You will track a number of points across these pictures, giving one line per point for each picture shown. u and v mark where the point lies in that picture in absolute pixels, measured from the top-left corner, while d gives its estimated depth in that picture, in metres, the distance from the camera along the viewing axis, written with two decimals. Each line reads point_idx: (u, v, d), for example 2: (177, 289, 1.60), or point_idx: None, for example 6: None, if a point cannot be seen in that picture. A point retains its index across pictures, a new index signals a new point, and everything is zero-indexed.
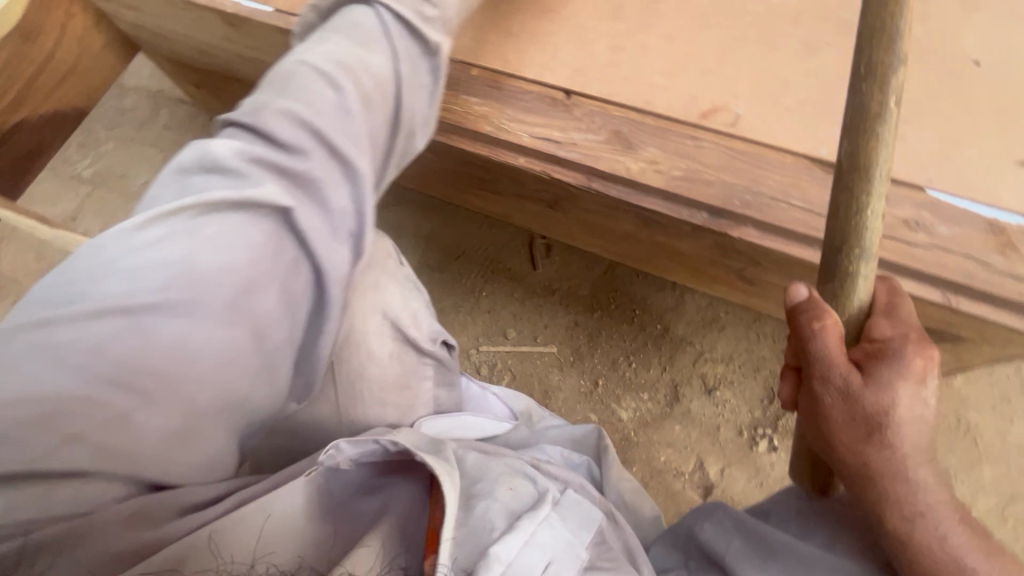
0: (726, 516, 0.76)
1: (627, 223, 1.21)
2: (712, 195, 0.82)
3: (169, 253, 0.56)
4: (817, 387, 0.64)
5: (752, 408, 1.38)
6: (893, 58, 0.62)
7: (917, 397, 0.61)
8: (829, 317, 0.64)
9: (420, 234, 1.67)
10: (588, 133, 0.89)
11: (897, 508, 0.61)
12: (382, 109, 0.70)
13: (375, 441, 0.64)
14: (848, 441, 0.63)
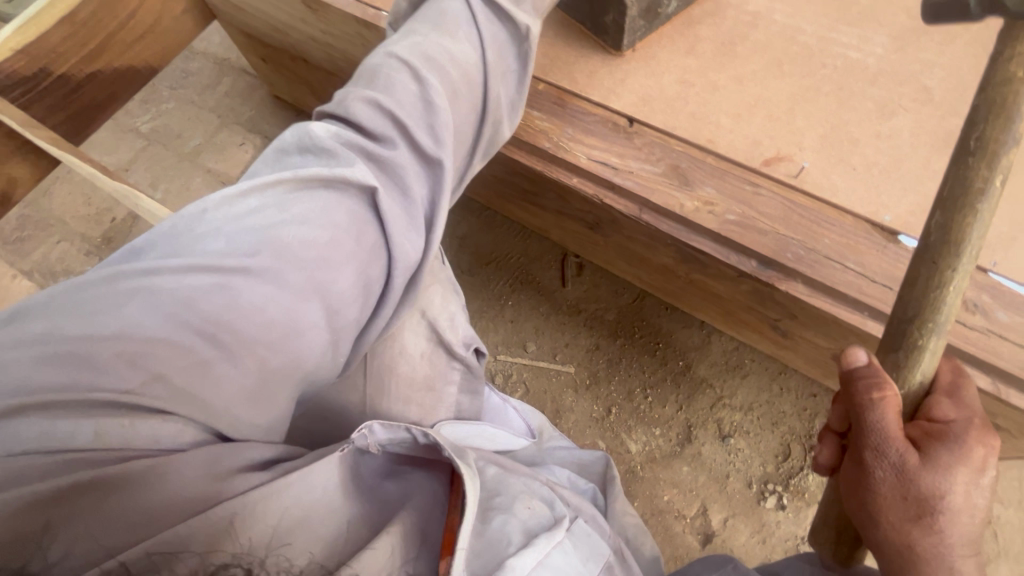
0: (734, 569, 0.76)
1: (667, 257, 1.20)
2: (764, 245, 0.81)
3: (263, 221, 0.59)
4: (868, 460, 0.62)
5: (765, 462, 1.35)
6: (1007, 137, 0.60)
7: (974, 487, 0.59)
8: (890, 391, 0.62)
9: (456, 234, 1.68)
10: (647, 164, 0.89)
11: None
12: (464, 104, 0.73)
13: (408, 430, 0.67)
14: (895, 520, 0.61)
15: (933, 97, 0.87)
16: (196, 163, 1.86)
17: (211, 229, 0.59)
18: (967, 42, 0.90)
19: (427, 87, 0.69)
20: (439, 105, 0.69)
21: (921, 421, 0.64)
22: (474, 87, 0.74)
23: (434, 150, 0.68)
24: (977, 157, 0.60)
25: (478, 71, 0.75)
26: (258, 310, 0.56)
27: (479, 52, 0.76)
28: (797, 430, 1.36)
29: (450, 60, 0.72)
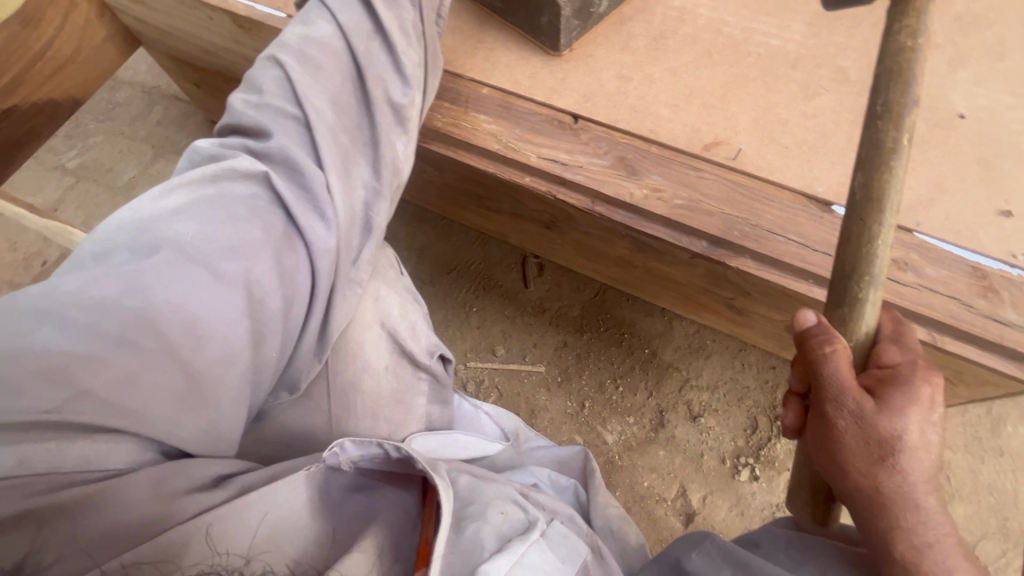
0: (715, 547, 0.77)
1: (622, 248, 1.24)
2: (712, 225, 0.85)
3: (167, 226, 0.66)
4: (829, 412, 0.66)
5: (735, 437, 1.39)
6: (906, 101, 0.66)
7: (925, 425, 0.63)
8: (839, 344, 0.66)
9: (414, 246, 1.67)
10: (594, 157, 0.91)
11: (905, 537, 0.63)
12: (337, 78, 0.81)
13: (377, 445, 0.67)
14: (863, 467, 0.64)
15: (849, 76, 0.93)
16: (132, 197, 1.77)
17: (129, 247, 0.65)
18: (873, 24, 0.97)
19: (291, 72, 0.78)
20: (306, 84, 0.78)
21: (870, 371, 0.69)
22: (341, 64, 0.82)
23: (312, 121, 0.76)
24: (884, 121, 0.67)
25: (348, 48, 0.82)
26: (174, 309, 0.61)
27: (340, 31, 0.83)
28: (762, 403, 1.42)
29: (309, 45, 0.81)
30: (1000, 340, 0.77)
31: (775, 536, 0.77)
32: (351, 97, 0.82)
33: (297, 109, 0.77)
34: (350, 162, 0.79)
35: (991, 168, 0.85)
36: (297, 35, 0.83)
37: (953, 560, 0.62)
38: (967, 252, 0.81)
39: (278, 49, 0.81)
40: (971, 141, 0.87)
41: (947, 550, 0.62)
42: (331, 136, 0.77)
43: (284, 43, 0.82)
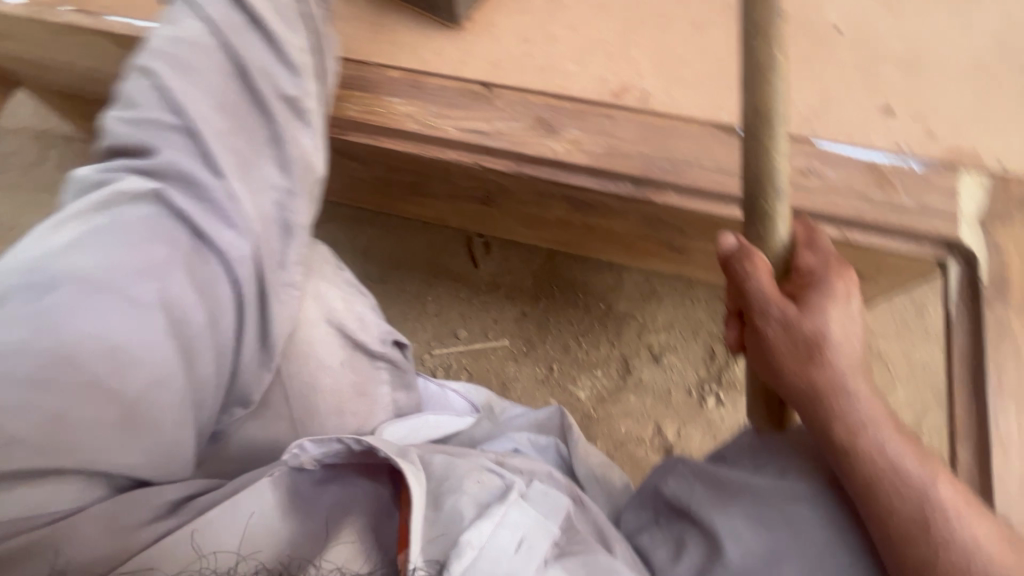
0: (689, 470, 0.81)
1: (559, 209, 1.27)
2: (633, 167, 0.89)
3: (61, 261, 0.63)
4: (759, 322, 0.72)
5: (697, 369, 1.47)
6: (773, 15, 0.71)
7: (841, 319, 0.70)
8: (760, 258, 0.71)
9: (357, 247, 1.65)
10: (512, 121, 0.93)
11: (843, 424, 0.68)
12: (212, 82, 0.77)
13: (337, 440, 0.64)
14: (798, 368, 0.70)
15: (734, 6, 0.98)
16: None
17: (23, 289, 0.62)
18: None
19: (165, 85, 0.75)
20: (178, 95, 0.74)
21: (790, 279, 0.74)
22: (217, 61, 0.77)
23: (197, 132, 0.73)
24: (759, 38, 0.71)
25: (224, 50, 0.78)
26: (92, 343, 0.61)
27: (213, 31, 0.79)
28: (715, 331, 1.50)
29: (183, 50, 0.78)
30: (901, 225, 0.85)
31: (739, 445, 0.83)
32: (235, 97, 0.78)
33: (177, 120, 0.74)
34: (251, 166, 0.76)
35: (869, 73, 0.93)
36: (166, 37, 0.78)
37: (885, 437, 0.67)
38: (860, 151, 0.89)
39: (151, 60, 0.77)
40: (849, 50, 0.95)
41: (881, 426, 0.68)
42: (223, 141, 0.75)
43: (153, 48, 0.77)
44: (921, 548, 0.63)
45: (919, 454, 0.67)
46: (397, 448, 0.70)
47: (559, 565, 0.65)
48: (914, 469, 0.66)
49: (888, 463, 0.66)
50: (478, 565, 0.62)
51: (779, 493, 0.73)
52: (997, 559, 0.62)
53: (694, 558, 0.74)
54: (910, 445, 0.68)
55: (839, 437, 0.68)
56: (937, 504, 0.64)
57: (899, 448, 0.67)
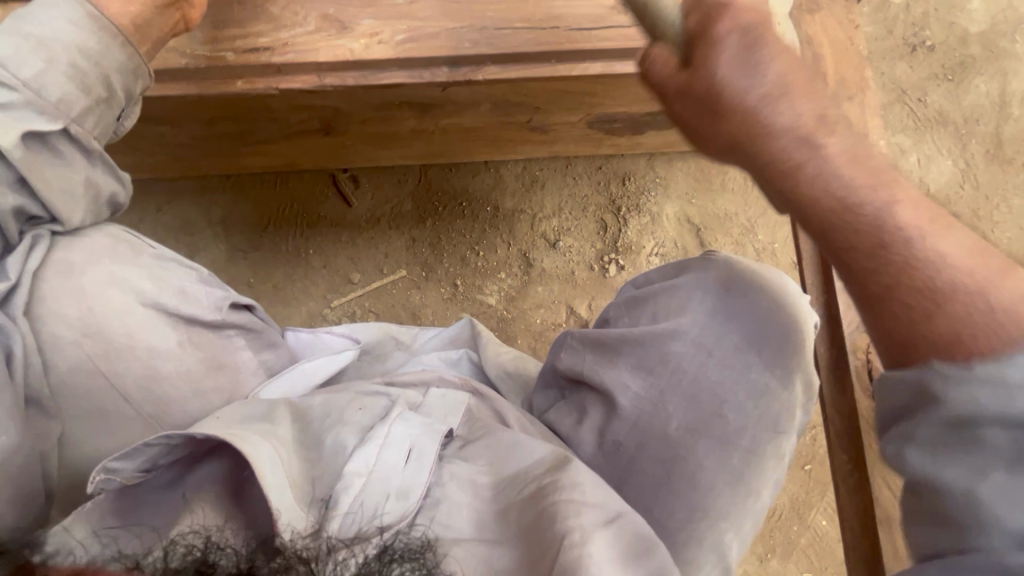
0: (577, 341, 0.77)
1: (407, 118, 1.17)
2: (442, 46, 0.83)
3: None
4: (665, 105, 0.64)
5: (594, 243, 1.48)
6: None
7: (744, 48, 0.57)
8: (654, 48, 0.63)
9: (213, 219, 1.48)
10: (296, 28, 0.84)
11: (772, 172, 0.57)
12: (90, 146, 0.71)
13: (149, 444, 0.56)
14: (706, 127, 0.61)
15: None
16: None
17: None
18: None
19: (29, 76, 0.65)
20: (56, 123, 0.67)
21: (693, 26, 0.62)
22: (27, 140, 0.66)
23: (10, 155, 0.63)
24: None
25: (112, 101, 0.72)
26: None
27: (119, 28, 0.71)
28: (602, 203, 1.50)
29: (55, 52, 0.67)
30: None
31: (618, 304, 0.81)
32: (74, 180, 0.70)
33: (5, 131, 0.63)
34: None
35: None
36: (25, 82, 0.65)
37: (834, 171, 0.56)
38: None
39: (46, 10, 0.68)
40: None
41: (810, 138, 0.56)
42: (8, 195, 0.65)
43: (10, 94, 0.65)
44: (862, 241, 0.54)
45: (857, 156, 0.56)
46: (266, 403, 0.70)
47: (457, 457, 0.69)
48: (850, 174, 0.55)
49: (833, 196, 0.55)
50: (371, 489, 0.61)
51: (680, 339, 0.70)
52: (937, 236, 0.53)
53: (595, 420, 0.74)
54: (873, 174, 0.55)
55: (770, 169, 0.57)
56: (870, 200, 0.55)
57: (854, 181, 0.55)
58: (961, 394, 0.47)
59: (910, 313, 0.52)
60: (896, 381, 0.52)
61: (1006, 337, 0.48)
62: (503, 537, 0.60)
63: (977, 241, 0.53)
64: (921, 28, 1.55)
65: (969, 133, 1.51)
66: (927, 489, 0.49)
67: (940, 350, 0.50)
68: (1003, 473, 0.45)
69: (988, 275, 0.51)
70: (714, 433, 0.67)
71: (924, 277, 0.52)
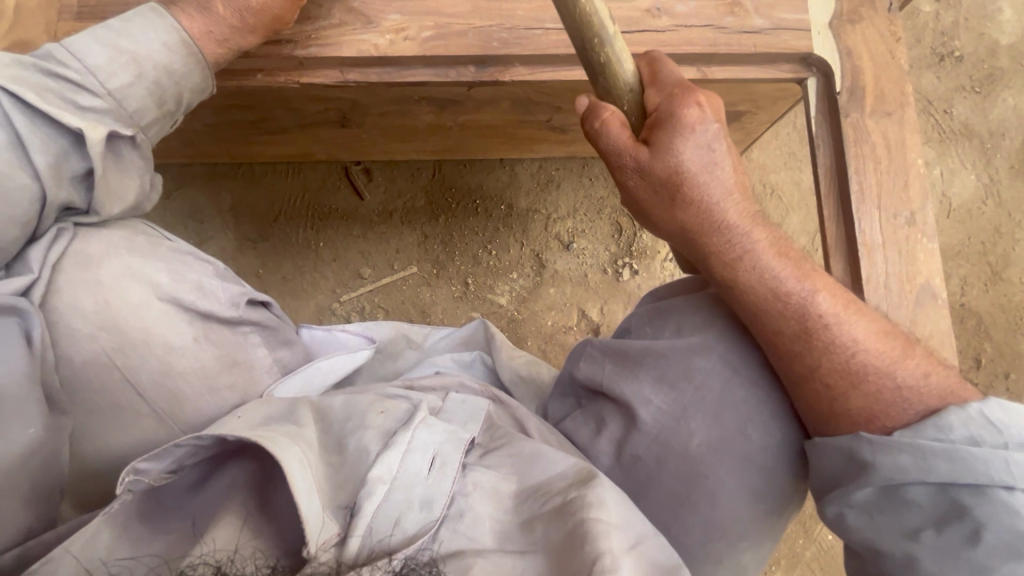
0: (597, 350, 0.75)
1: (426, 113, 1.15)
2: (470, 45, 0.81)
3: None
4: (619, 175, 0.69)
5: (608, 246, 1.47)
6: None
7: (701, 145, 0.66)
8: (608, 110, 0.66)
9: (223, 208, 1.46)
10: (320, 20, 0.81)
11: (719, 260, 0.67)
12: (146, 154, 0.76)
13: (178, 445, 0.54)
14: (664, 212, 0.68)
15: None
16: None
17: None
18: None
19: (117, 86, 0.70)
20: (129, 130, 0.72)
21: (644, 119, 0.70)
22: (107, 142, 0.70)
23: (91, 149, 0.67)
24: None
25: (174, 115, 0.78)
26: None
27: (201, 51, 0.76)
28: (619, 206, 1.48)
29: (145, 68, 0.72)
30: (749, 51, 0.83)
31: (639, 314, 0.78)
32: (126, 184, 0.73)
33: (94, 129, 0.67)
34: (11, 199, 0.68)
35: None
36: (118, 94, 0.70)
37: (764, 261, 0.66)
38: None
39: (141, 28, 0.73)
40: None
41: (748, 234, 0.67)
42: (64, 189, 0.66)
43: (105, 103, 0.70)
44: (792, 328, 0.65)
45: (782, 251, 0.67)
46: (287, 402, 0.69)
47: (480, 466, 0.67)
48: (780, 267, 0.66)
49: (768, 284, 0.66)
50: (393, 497, 0.59)
51: (706, 356, 0.69)
52: (846, 321, 0.64)
53: (615, 431, 0.72)
54: (795, 263, 0.67)
55: (715, 259, 0.67)
56: (797, 289, 0.65)
57: (783, 272, 0.66)
58: (887, 460, 0.58)
59: (829, 394, 0.63)
60: (833, 448, 0.62)
61: (911, 414, 0.61)
62: (528, 548, 0.59)
63: (879, 325, 0.65)
64: (950, 38, 1.52)
65: (994, 147, 1.48)
66: (869, 547, 0.59)
67: (862, 424, 0.62)
68: (926, 531, 0.56)
69: (892, 357, 0.64)
70: (738, 453, 0.66)
71: (843, 360, 0.64)
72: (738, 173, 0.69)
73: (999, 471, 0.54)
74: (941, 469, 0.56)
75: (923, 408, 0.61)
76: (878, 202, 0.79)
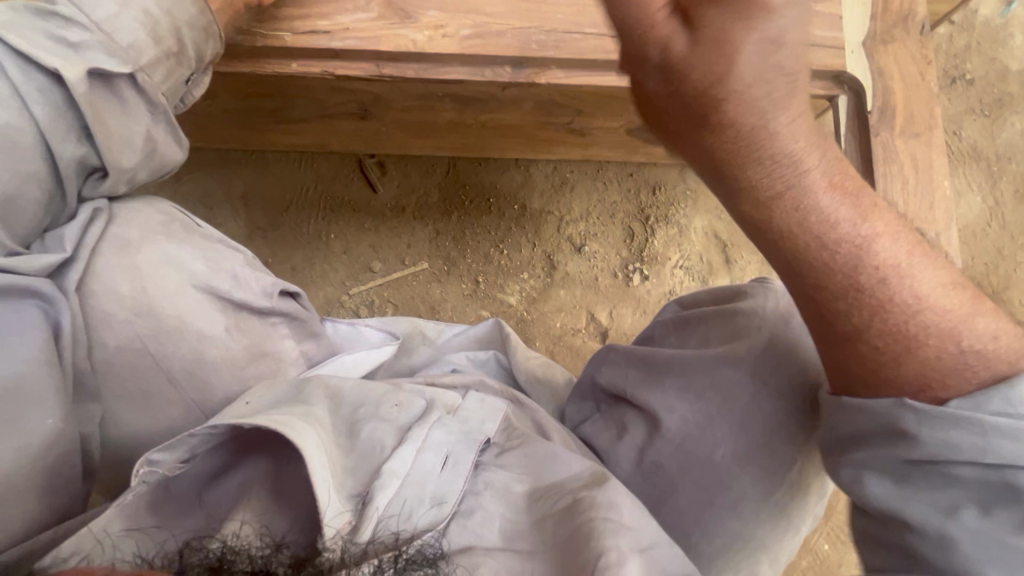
0: (620, 355, 0.77)
1: (447, 111, 1.15)
2: (509, 45, 0.83)
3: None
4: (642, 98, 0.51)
5: (619, 250, 1.48)
6: None
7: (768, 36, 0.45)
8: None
9: (234, 194, 1.45)
10: (358, 12, 0.83)
11: (782, 212, 0.51)
12: (153, 99, 0.70)
13: (191, 435, 0.53)
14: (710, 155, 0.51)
15: None
16: None
17: None
18: None
19: (104, 19, 0.65)
20: (125, 68, 0.66)
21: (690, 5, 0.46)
22: (105, 86, 0.65)
23: (73, 90, 0.61)
24: None
25: (183, 61, 0.73)
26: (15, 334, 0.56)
27: None
28: (631, 211, 1.49)
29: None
30: None
31: (665, 323, 0.81)
32: (134, 131, 0.68)
33: (72, 69, 0.61)
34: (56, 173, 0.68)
35: None
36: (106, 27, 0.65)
37: (821, 201, 0.52)
38: None
39: None
40: None
41: (805, 161, 0.50)
42: (70, 144, 0.63)
43: (88, 40, 0.63)
44: (841, 278, 0.53)
45: (838, 182, 0.52)
46: (294, 384, 0.68)
47: (495, 462, 0.67)
48: (835, 205, 0.52)
49: (823, 238, 0.53)
50: (403, 494, 0.60)
51: (729, 369, 0.69)
52: (907, 269, 0.53)
53: (636, 437, 0.73)
54: (849, 199, 0.53)
55: (761, 205, 0.51)
56: (853, 234, 0.53)
57: (836, 209, 0.52)
58: (935, 434, 0.50)
59: (875, 360, 0.54)
60: (863, 413, 0.54)
61: (971, 384, 0.52)
62: (537, 547, 0.60)
63: (948, 276, 0.55)
64: (962, 61, 1.55)
65: (999, 171, 1.51)
66: (895, 521, 0.52)
67: (913, 394, 0.53)
68: (968, 512, 0.49)
69: (962, 316, 0.54)
70: (761, 462, 0.67)
71: (899, 321, 0.53)
72: (810, 103, 0.50)
73: None
74: (996, 451, 0.48)
75: (992, 377, 0.52)
76: (904, 221, 0.81)
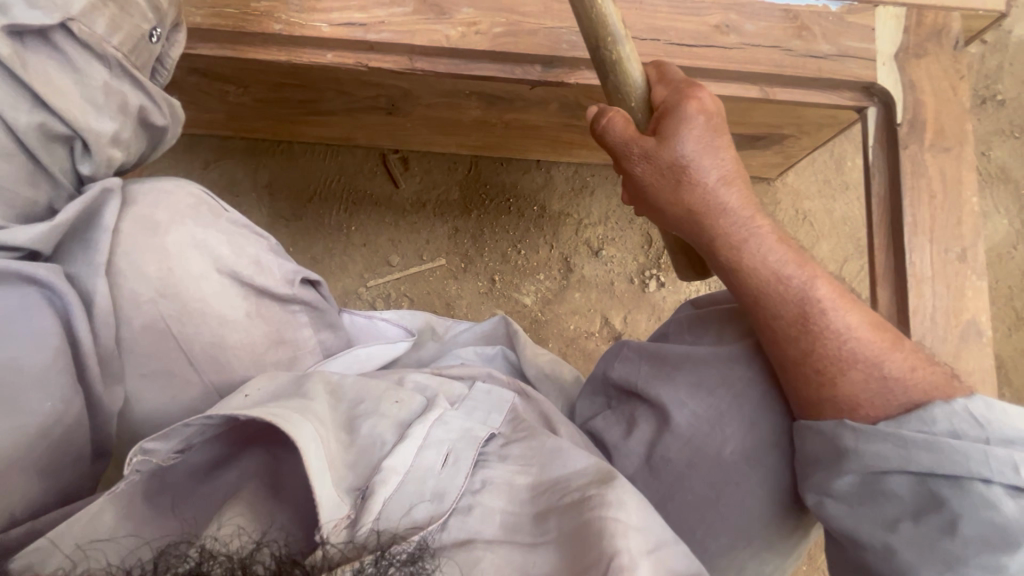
0: (633, 351, 0.77)
1: (473, 108, 1.16)
2: (540, 44, 0.84)
3: None
4: (626, 164, 0.71)
5: (637, 256, 1.48)
6: None
7: (702, 134, 0.68)
8: (614, 110, 0.71)
9: (260, 183, 1.48)
10: (393, 7, 0.84)
11: (724, 242, 0.69)
12: (102, 50, 0.63)
13: (186, 425, 0.53)
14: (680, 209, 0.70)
15: None
16: None
17: None
18: None
19: None
20: (55, 19, 0.59)
21: (649, 119, 0.72)
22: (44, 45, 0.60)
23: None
24: None
25: (134, 9, 0.66)
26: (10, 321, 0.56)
27: None
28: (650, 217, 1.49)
29: None
30: (815, 75, 0.85)
31: (680, 320, 0.80)
32: (93, 91, 0.63)
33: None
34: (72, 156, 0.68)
35: None
36: None
37: (764, 247, 0.68)
38: None
39: None
40: None
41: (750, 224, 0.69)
42: (24, 111, 0.58)
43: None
44: (790, 308, 0.66)
45: (782, 240, 0.69)
46: (296, 377, 0.68)
47: (498, 456, 0.68)
48: (780, 252, 0.68)
49: (769, 271, 0.67)
50: (405, 489, 0.59)
51: (740, 369, 0.70)
52: (842, 308, 0.66)
53: (645, 432, 0.72)
54: (792, 251, 0.68)
55: (722, 243, 0.69)
56: (796, 275, 0.67)
57: (779, 256, 0.68)
58: (870, 448, 0.59)
59: (817, 378, 0.64)
60: (817, 433, 0.63)
61: (894, 405, 0.62)
62: (540, 538, 0.59)
63: (869, 317, 0.66)
64: (994, 82, 1.53)
65: None
66: (846, 537, 0.60)
67: (848, 412, 0.63)
68: (904, 522, 0.57)
69: (883, 349, 0.64)
70: (768, 467, 0.68)
71: (833, 346, 0.65)
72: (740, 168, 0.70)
73: (979, 464, 0.55)
74: (925, 460, 0.56)
75: (908, 401, 0.62)
76: (930, 235, 0.80)
